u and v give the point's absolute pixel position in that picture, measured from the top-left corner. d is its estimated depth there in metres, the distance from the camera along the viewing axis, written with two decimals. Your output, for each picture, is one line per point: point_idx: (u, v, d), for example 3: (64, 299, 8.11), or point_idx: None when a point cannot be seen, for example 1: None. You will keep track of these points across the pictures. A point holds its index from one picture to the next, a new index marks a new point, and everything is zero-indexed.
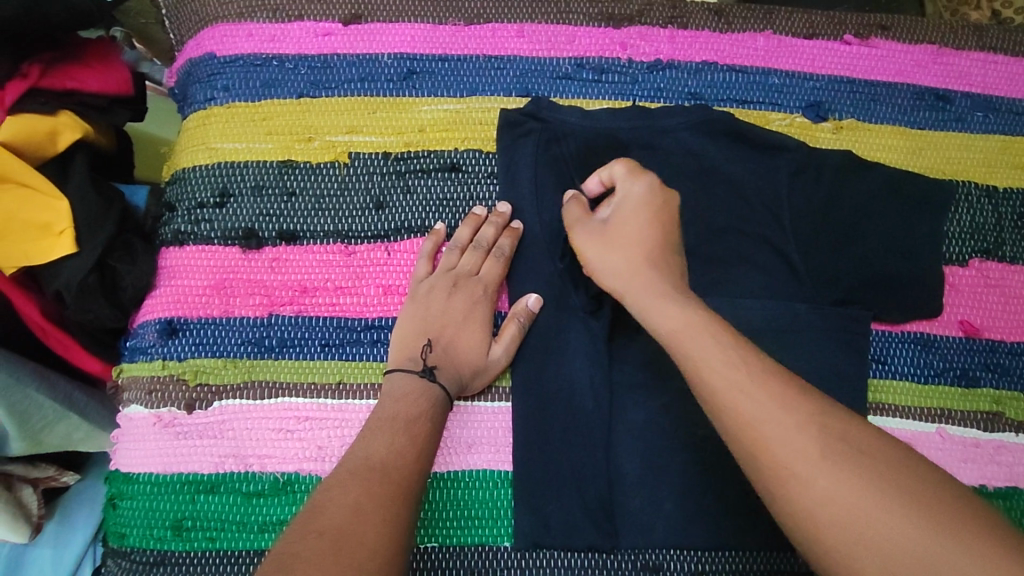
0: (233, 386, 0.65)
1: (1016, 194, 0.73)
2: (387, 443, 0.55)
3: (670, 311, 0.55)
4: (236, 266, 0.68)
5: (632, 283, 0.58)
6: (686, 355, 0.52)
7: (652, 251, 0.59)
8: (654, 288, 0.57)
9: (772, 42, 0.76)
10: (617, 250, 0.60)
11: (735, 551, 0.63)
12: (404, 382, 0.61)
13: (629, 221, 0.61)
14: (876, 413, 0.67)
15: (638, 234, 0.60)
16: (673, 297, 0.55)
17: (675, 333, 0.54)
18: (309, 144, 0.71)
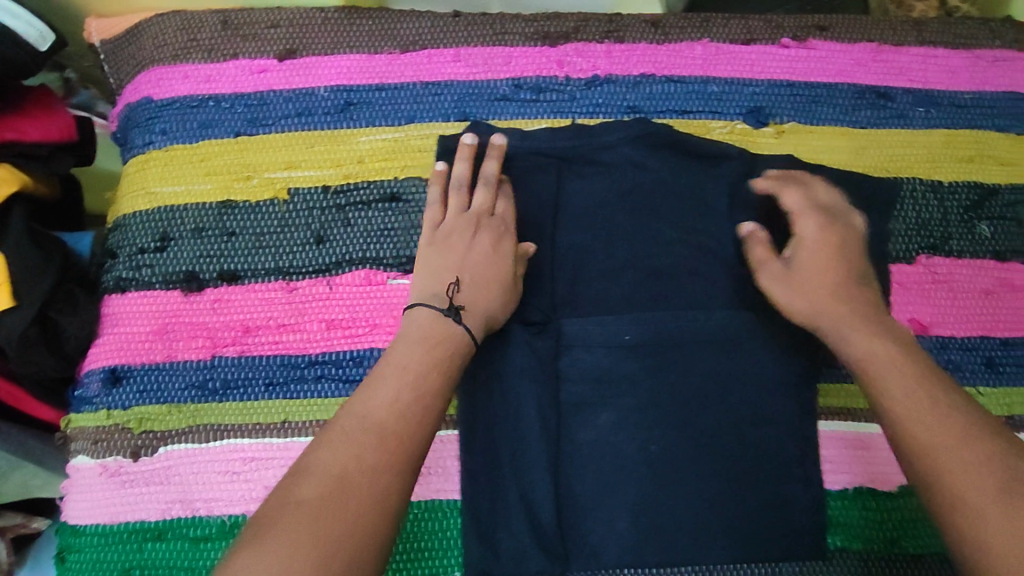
0: (178, 431, 0.65)
1: (960, 188, 0.73)
2: (388, 396, 0.52)
3: (852, 345, 0.59)
4: (178, 310, 0.67)
5: (829, 309, 0.61)
6: (876, 376, 0.56)
7: (846, 276, 0.63)
8: (850, 317, 0.60)
9: (710, 50, 0.75)
10: (811, 274, 0.63)
11: (691, 566, 0.64)
12: (426, 323, 0.58)
13: (832, 247, 0.64)
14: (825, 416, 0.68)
15: (834, 264, 0.63)
16: (857, 330, 0.59)
17: (865, 362, 0.57)
18: (247, 182, 0.70)
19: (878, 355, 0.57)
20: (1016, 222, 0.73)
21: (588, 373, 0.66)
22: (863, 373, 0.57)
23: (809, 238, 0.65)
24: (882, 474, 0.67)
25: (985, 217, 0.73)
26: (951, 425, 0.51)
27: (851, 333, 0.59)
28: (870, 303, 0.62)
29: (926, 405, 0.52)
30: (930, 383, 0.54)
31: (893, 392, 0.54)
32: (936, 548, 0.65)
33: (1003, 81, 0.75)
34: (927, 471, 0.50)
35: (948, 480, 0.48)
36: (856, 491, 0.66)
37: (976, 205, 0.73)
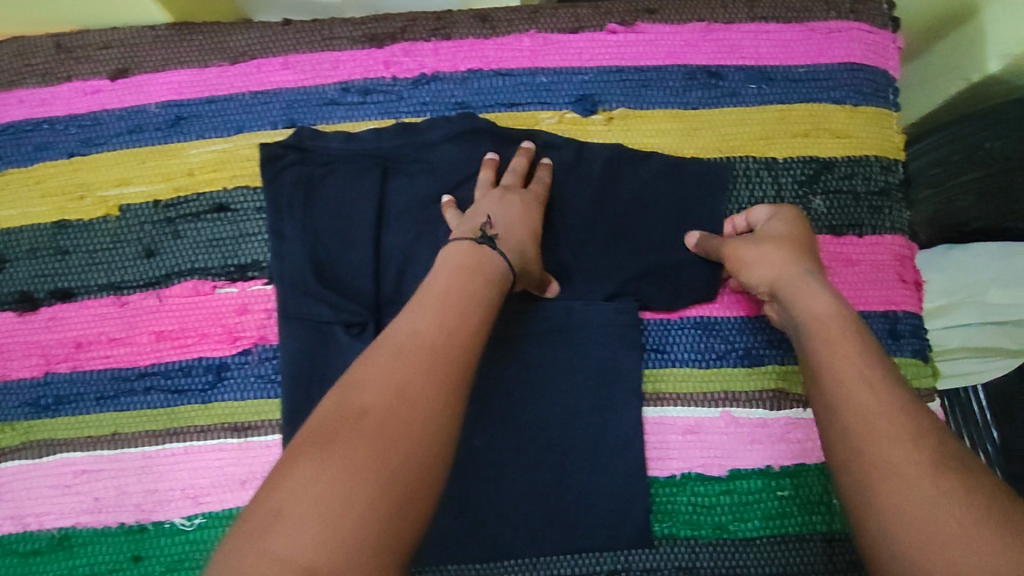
0: (12, 447, 0.66)
1: (795, 162, 0.72)
2: (437, 321, 0.51)
3: (808, 302, 0.57)
4: (13, 330, 0.69)
5: (790, 270, 0.59)
6: (823, 337, 0.53)
7: (806, 247, 0.62)
8: (792, 279, 0.59)
9: (537, 41, 0.74)
10: (786, 237, 0.63)
11: (515, 559, 0.65)
12: (460, 262, 0.57)
13: (797, 225, 0.64)
14: (653, 404, 0.68)
15: (805, 234, 0.64)
16: (818, 291, 0.57)
17: (826, 319, 0.55)
18: (81, 202, 0.72)
19: (838, 316, 0.55)
20: (852, 195, 0.72)
21: None
22: (807, 336, 0.55)
23: (777, 217, 0.65)
24: (713, 459, 0.67)
25: (820, 192, 0.71)
26: (876, 387, 0.49)
27: (807, 291, 0.57)
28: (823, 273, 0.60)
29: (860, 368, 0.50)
30: (873, 345, 0.53)
31: (828, 356, 0.52)
32: (765, 530, 0.66)
33: (838, 53, 0.74)
34: (851, 428, 0.47)
35: (869, 441, 0.46)
36: (685, 476, 0.67)
37: (810, 179, 0.72)
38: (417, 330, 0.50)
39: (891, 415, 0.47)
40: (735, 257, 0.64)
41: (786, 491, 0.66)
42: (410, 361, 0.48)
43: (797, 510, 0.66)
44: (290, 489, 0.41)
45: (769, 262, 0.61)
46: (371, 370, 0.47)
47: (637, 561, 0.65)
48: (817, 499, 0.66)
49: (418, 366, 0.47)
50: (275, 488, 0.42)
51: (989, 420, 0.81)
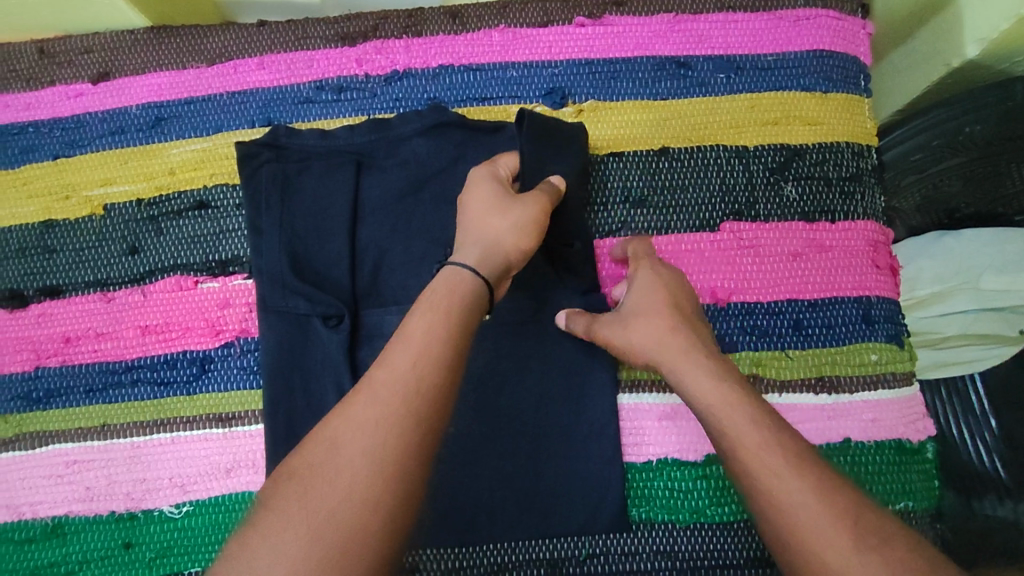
0: (6, 439, 0.69)
1: (765, 150, 0.72)
2: (408, 356, 0.48)
3: (696, 381, 0.54)
4: (4, 325, 0.71)
5: (665, 347, 0.57)
6: (716, 423, 0.51)
7: (679, 318, 0.59)
8: (679, 365, 0.56)
9: (507, 36, 0.76)
10: (647, 306, 0.60)
11: (494, 544, 0.66)
12: (462, 273, 0.54)
13: (662, 293, 0.61)
14: (628, 390, 0.68)
15: (681, 299, 0.61)
16: (697, 369, 0.54)
17: (710, 399, 0.52)
18: (67, 201, 0.74)
19: (716, 395, 0.52)
20: (824, 180, 0.72)
21: None
22: (708, 421, 0.52)
23: (637, 287, 0.63)
24: (687, 446, 0.67)
25: (791, 179, 0.72)
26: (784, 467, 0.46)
27: (702, 372, 0.54)
28: (708, 341, 0.58)
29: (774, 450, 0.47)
30: (772, 418, 0.50)
31: (735, 438, 0.49)
32: (742, 515, 0.66)
33: (806, 41, 0.75)
34: (770, 497, 0.46)
35: (794, 522, 0.44)
36: (662, 461, 0.67)
37: (781, 166, 0.72)
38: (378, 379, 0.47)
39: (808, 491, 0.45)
40: (610, 342, 0.62)
41: None
42: (374, 416, 0.45)
43: None
44: (253, 556, 0.41)
45: (648, 348, 0.58)
46: (342, 427, 0.45)
47: (615, 545, 0.66)
48: None
49: (379, 417, 0.45)
50: (244, 552, 0.41)
51: (990, 409, 0.81)
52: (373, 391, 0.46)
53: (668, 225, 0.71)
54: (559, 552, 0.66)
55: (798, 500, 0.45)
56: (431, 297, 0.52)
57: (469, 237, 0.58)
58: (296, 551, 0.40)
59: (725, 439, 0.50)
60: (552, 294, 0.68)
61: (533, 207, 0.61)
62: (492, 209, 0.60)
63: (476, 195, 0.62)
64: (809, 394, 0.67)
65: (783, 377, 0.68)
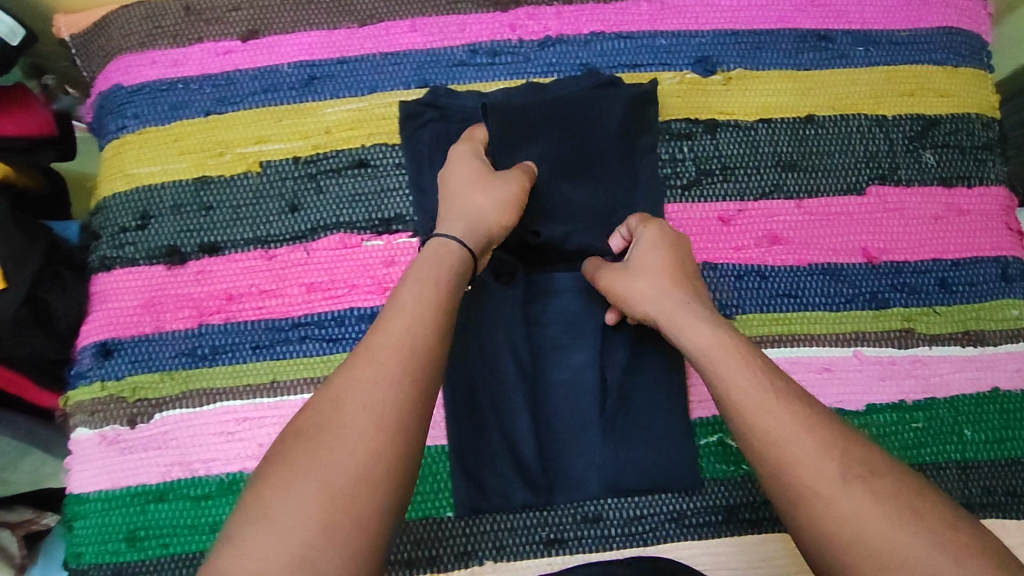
0: (172, 397, 0.68)
1: (904, 120, 0.76)
2: (400, 326, 0.50)
3: (693, 333, 0.56)
4: (164, 282, 0.71)
5: (667, 304, 0.59)
6: (713, 370, 0.53)
7: (682, 278, 0.62)
8: (676, 319, 0.58)
9: (655, 5, 0.78)
10: (650, 264, 0.62)
11: (671, 494, 0.67)
12: (441, 246, 0.58)
13: (669, 256, 0.63)
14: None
15: (682, 262, 0.63)
16: (696, 323, 0.57)
17: (709, 349, 0.55)
18: (221, 158, 0.73)
19: (716, 343, 0.55)
20: (959, 148, 0.76)
21: (558, 316, 0.70)
22: (706, 371, 0.54)
23: (647, 243, 0.64)
24: None
25: (929, 146, 0.76)
26: (781, 411, 0.49)
27: (702, 326, 0.57)
28: (705, 302, 0.60)
29: (771, 397, 0.50)
30: (771, 369, 0.52)
31: (733, 386, 0.51)
32: (904, 458, 0.68)
33: (936, 18, 0.79)
34: (767, 435, 0.48)
35: (786, 460, 0.47)
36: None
37: (920, 135, 0.76)
38: (376, 346, 0.49)
39: (800, 432, 0.47)
40: (613, 294, 0.64)
41: (920, 422, 0.69)
42: (373, 381, 0.47)
43: (932, 440, 0.68)
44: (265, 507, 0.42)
45: (655, 305, 0.60)
46: (344, 393, 0.47)
47: None
48: (949, 430, 0.69)
49: (382, 380, 0.47)
50: (255, 505, 0.43)
51: None
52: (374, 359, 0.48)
53: (816, 188, 0.74)
54: (735, 500, 0.67)
55: (792, 436, 0.47)
56: (418, 270, 0.55)
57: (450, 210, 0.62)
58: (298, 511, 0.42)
59: (719, 385, 0.52)
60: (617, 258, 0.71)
61: (512, 188, 0.65)
62: (471, 186, 0.63)
63: (455, 171, 0.65)
64: (956, 347, 0.71)
65: (932, 330, 0.71)
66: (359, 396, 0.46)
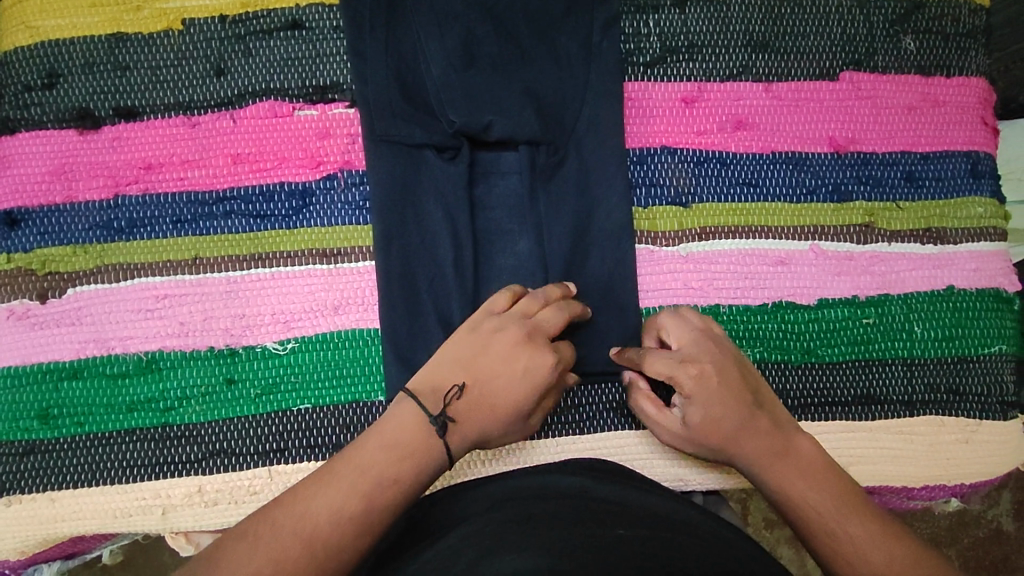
0: (85, 271, 0.63)
1: (888, 1, 0.70)
2: (376, 449, 0.51)
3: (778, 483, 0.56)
4: (75, 148, 0.64)
5: (734, 456, 0.58)
6: (803, 524, 0.54)
7: (741, 418, 0.57)
8: (753, 468, 0.57)
9: None
10: (699, 431, 0.58)
11: (614, 384, 0.64)
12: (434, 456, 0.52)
13: (723, 404, 0.57)
14: (647, 240, 0.66)
15: (739, 385, 0.57)
16: (776, 474, 0.56)
17: (795, 506, 0.55)
18: (138, 13, 0.66)
19: (802, 496, 0.55)
20: (942, 35, 0.70)
21: (503, 199, 0.66)
22: (812, 535, 0.54)
23: (687, 400, 0.57)
24: (741, 284, 0.66)
25: (910, 32, 0.70)
26: (898, 571, 0.50)
27: (789, 470, 0.56)
28: (775, 426, 0.57)
29: (875, 549, 0.51)
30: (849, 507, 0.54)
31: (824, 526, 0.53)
32: (850, 355, 0.66)
33: None
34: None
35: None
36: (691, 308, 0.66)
37: (903, 18, 0.70)
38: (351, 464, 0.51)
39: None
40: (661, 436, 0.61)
41: (871, 318, 0.66)
42: (347, 487, 0.49)
43: (882, 336, 0.66)
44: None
45: (728, 454, 0.58)
46: (314, 496, 0.49)
47: None
48: (900, 327, 0.66)
49: (355, 489, 0.49)
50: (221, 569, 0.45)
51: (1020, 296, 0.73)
52: (358, 466, 0.51)
53: (787, 71, 0.69)
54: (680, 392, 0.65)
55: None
56: (405, 440, 0.52)
57: (475, 415, 0.54)
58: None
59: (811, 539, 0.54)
60: (567, 140, 0.66)
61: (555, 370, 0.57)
62: (506, 418, 0.55)
63: (507, 375, 0.55)
64: (916, 244, 0.68)
65: (893, 227, 0.68)
66: (341, 498, 0.49)
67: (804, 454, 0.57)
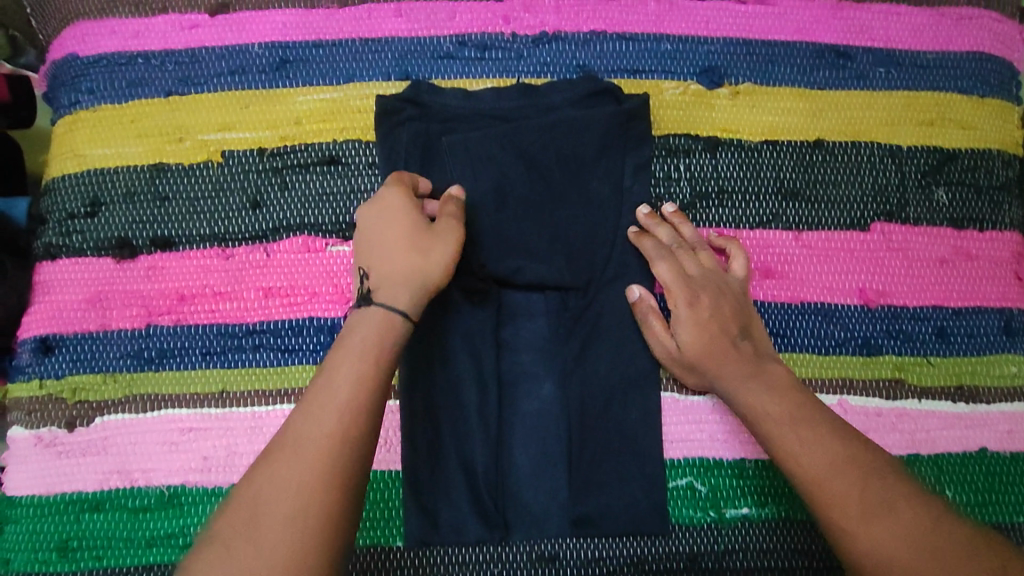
0: (114, 401, 0.64)
1: (920, 152, 0.70)
2: (354, 377, 0.51)
3: (753, 400, 0.60)
4: (111, 277, 0.66)
5: (721, 375, 0.61)
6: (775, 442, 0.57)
7: (732, 339, 0.62)
8: (733, 386, 0.61)
9: (663, 5, 0.71)
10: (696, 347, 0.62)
11: (635, 537, 0.63)
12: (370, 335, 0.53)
13: (705, 318, 0.62)
14: (673, 388, 0.66)
15: (727, 311, 0.63)
16: (755, 390, 0.60)
17: (768, 421, 0.58)
18: (179, 145, 0.68)
19: (772, 412, 0.58)
20: (975, 187, 0.70)
21: (530, 343, 0.66)
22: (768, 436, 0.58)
23: (685, 320, 0.63)
24: None
25: (943, 183, 0.70)
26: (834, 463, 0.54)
27: (753, 386, 0.60)
28: (755, 354, 0.62)
29: (814, 449, 0.55)
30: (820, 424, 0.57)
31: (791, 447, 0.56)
32: None
33: (967, 41, 0.72)
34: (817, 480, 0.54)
35: (843, 525, 0.52)
36: (717, 459, 0.65)
37: (935, 170, 0.70)
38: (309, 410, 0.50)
39: (852, 502, 0.53)
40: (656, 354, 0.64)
41: None
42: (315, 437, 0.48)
43: None
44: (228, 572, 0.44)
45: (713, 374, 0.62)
46: (299, 464, 0.47)
47: (753, 542, 0.64)
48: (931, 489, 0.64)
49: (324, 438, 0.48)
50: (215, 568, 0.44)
51: None
52: (342, 418, 0.49)
53: (818, 221, 0.69)
54: (701, 548, 0.64)
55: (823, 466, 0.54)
56: (366, 341, 0.53)
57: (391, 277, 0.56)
58: (319, 506, 0.47)
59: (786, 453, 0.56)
60: (595, 285, 0.66)
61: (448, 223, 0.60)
62: (415, 249, 0.57)
63: (389, 227, 0.58)
64: (947, 402, 0.66)
65: (923, 383, 0.67)
66: (335, 450, 0.48)
67: (776, 376, 0.61)
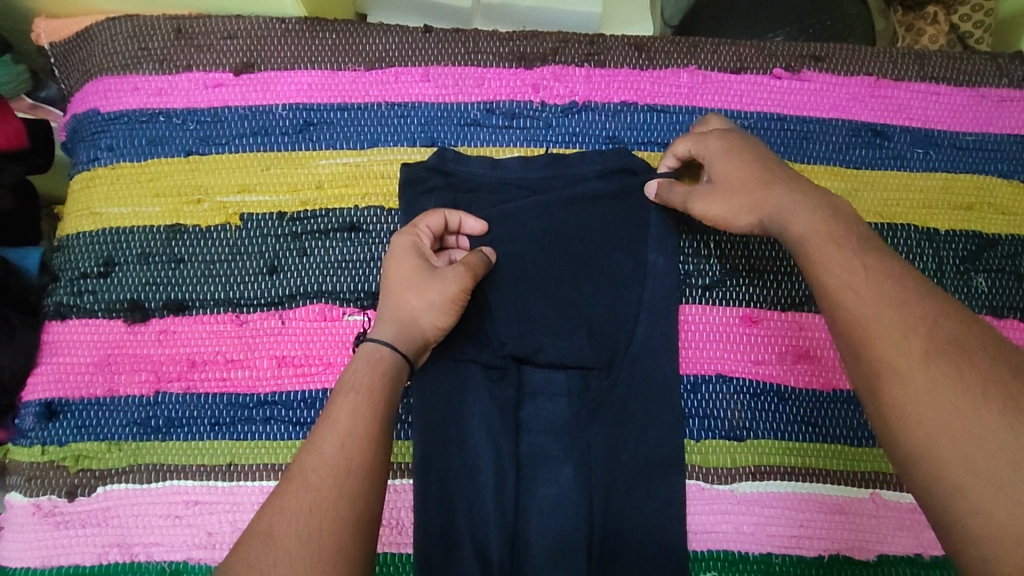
0: (118, 470, 0.62)
1: (958, 237, 0.68)
2: (351, 408, 0.48)
3: (797, 223, 0.51)
4: (121, 340, 0.64)
5: (765, 209, 0.53)
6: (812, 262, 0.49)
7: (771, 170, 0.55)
8: (775, 202, 0.52)
9: (696, 77, 0.70)
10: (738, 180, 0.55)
11: None
12: (371, 369, 0.51)
13: (738, 165, 0.55)
14: (698, 476, 0.63)
15: (752, 162, 0.55)
16: (800, 210, 0.51)
17: (812, 238, 0.49)
18: (198, 206, 0.66)
19: (815, 234, 0.50)
20: (1016, 275, 0.68)
21: (550, 424, 0.63)
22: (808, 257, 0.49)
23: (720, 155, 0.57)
24: (797, 535, 0.62)
25: (982, 270, 0.67)
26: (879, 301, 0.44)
27: (801, 210, 0.51)
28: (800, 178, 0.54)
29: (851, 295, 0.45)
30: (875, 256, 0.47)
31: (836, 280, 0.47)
32: None
33: (1007, 124, 0.71)
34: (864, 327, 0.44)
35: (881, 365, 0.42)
36: (743, 554, 0.61)
37: (974, 255, 0.68)
38: (310, 450, 0.46)
39: (893, 334, 0.43)
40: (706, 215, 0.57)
41: None
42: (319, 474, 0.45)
43: None
44: None
45: (765, 206, 0.53)
46: (301, 501, 0.44)
47: None
48: None
49: (325, 473, 0.45)
50: None
51: None
52: (345, 451, 0.46)
53: None
54: None
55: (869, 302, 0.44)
56: (367, 376, 0.50)
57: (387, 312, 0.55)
58: (333, 539, 0.42)
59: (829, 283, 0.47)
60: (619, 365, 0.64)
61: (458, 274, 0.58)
62: (415, 286, 0.55)
63: (397, 263, 0.57)
64: None
65: None
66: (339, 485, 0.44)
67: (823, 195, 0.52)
